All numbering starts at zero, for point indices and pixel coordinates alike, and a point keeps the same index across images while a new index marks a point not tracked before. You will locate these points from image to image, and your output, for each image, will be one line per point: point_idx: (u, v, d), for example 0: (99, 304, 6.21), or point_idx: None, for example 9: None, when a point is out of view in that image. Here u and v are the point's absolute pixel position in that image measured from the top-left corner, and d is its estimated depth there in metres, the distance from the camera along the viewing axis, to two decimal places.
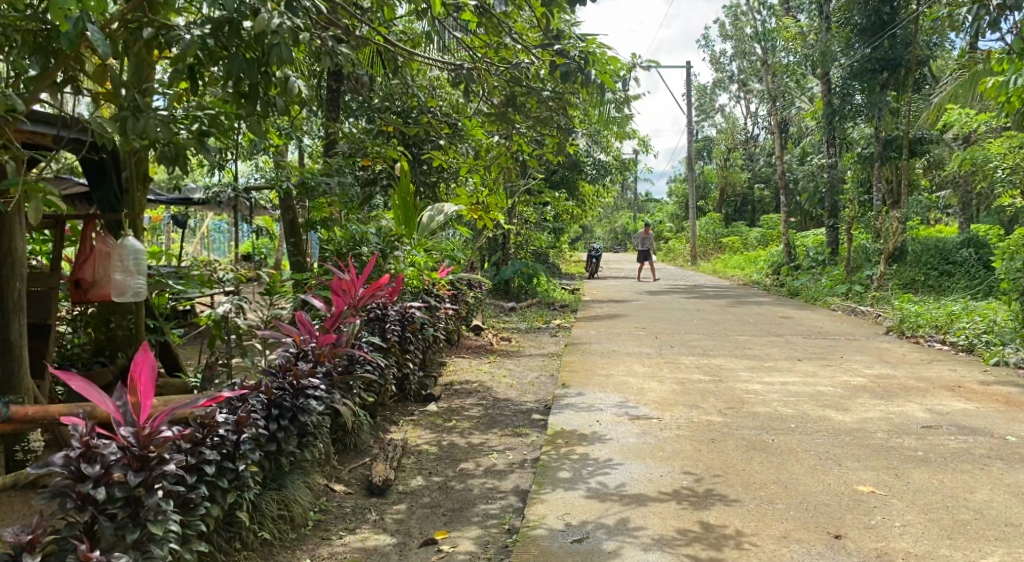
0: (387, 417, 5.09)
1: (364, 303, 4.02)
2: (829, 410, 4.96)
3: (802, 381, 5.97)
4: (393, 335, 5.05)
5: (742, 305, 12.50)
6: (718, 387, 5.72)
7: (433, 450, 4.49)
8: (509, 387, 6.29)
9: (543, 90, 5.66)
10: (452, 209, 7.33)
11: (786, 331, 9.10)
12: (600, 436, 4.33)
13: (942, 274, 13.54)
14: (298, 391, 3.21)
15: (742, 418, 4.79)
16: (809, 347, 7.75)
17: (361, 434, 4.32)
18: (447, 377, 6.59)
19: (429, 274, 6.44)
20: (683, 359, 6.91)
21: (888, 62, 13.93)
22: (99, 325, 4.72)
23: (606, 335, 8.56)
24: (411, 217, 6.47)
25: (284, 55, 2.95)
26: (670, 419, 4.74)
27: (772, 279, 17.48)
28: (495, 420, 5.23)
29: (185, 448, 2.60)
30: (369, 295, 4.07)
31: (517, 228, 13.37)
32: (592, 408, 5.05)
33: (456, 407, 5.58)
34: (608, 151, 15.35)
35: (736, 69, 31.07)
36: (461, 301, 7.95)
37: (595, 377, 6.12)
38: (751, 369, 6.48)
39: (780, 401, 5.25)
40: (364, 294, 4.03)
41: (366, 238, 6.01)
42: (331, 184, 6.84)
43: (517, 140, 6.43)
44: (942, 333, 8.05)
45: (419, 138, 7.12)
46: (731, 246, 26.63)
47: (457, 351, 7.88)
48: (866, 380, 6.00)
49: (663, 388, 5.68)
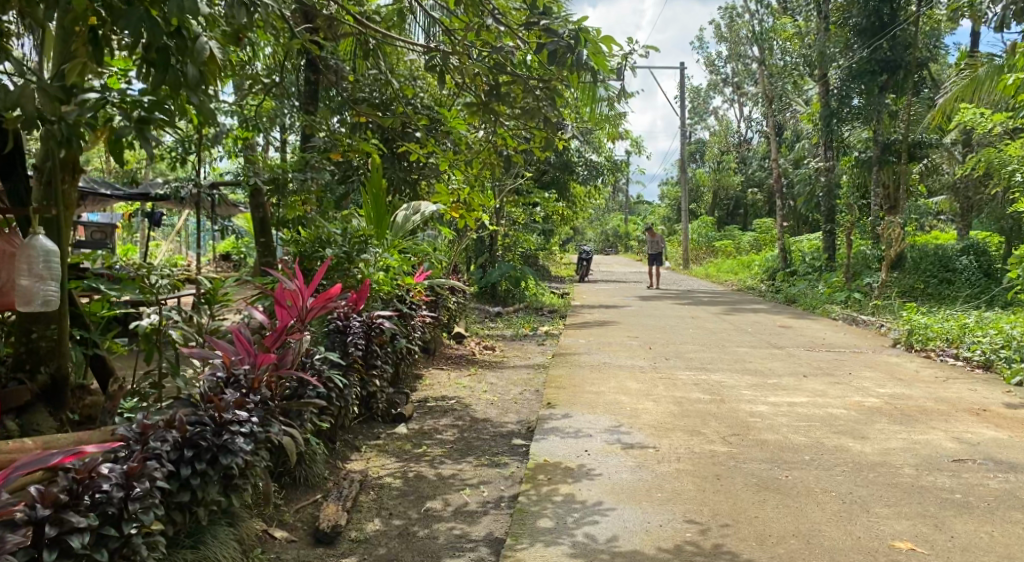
0: (348, 440, 4.54)
1: (313, 316, 3.43)
2: (846, 439, 4.41)
3: (811, 402, 5.41)
4: (356, 350, 4.45)
5: (738, 312, 11.96)
6: (719, 408, 5.16)
7: (397, 484, 3.94)
8: (488, 404, 5.72)
9: (530, 79, 5.12)
10: (430, 208, 6.78)
11: (787, 342, 8.55)
12: (588, 471, 3.79)
13: (942, 282, 13.09)
14: (225, 426, 2.64)
15: (749, 447, 4.25)
16: (814, 361, 7.20)
17: (315, 463, 3.78)
18: (422, 392, 6.01)
19: (404, 279, 5.79)
20: (679, 375, 6.36)
21: (888, 63, 13.50)
22: (18, 335, 3.95)
23: (596, 346, 7.99)
24: (382, 215, 5.89)
25: (185, 4, 2.49)
26: (667, 449, 4.19)
27: (767, 285, 16.97)
28: (471, 446, 4.67)
29: (41, 517, 2.06)
30: (322, 307, 3.48)
31: (504, 229, 12.82)
32: (579, 433, 4.50)
33: (429, 429, 5.02)
34: (600, 151, 14.77)
35: (732, 71, 30.67)
36: (440, 308, 7.42)
37: (583, 395, 5.54)
38: (753, 387, 5.93)
39: (788, 427, 4.69)
40: (314, 305, 3.45)
41: (332, 238, 5.36)
42: (305, 182, 6.36)
43: (502, 134, 5.83)
44: (955, 347, 7.51)
45: (394, 130, 6.51)
46: (723, 250, 26.17)
47: (436, 362, 7.30)
48: (880, 401, 5.44)
49: (658, 409, 5.12)
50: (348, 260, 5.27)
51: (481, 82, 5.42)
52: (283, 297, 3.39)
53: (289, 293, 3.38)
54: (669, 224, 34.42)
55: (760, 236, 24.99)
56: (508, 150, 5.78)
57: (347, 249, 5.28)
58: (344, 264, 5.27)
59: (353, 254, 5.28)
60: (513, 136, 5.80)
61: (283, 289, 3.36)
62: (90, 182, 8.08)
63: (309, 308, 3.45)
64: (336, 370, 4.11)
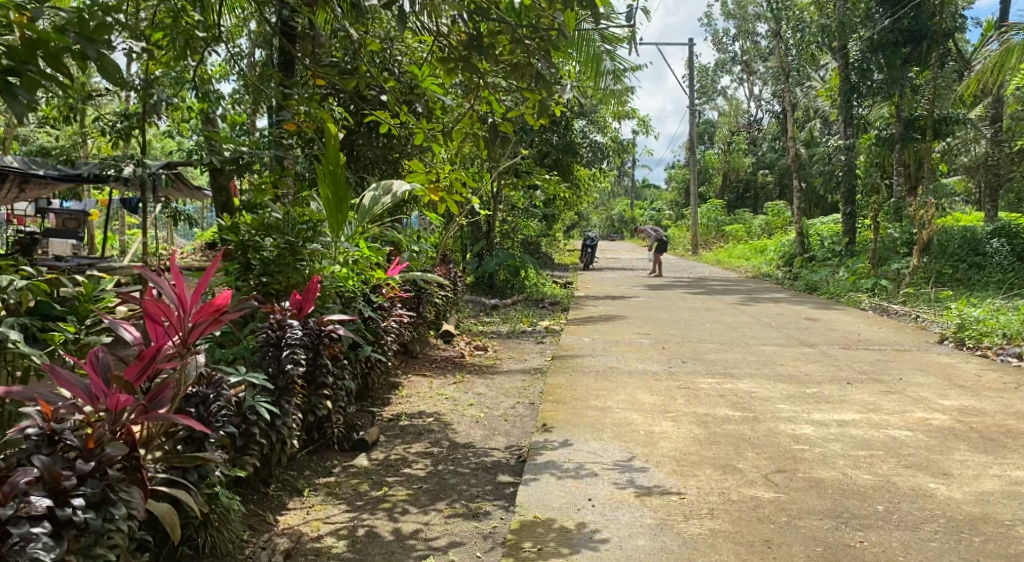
0: (288, 479, 3.60)
1: (199, 334, 2.43)
2: (925, 477, 3.44)
3: (866, 420, 4.43)
4: (294, 369, 3.41)
5: (756, 302, 10.92)
6: (754, 432, 4.19)
7: (339, 551, 2.99)
8: (473, 423, 4.76)
9: (519, 27, 4.11)
10: (403, 188, 5.61)
11: (819, 339, 7.54)
12: (593, 536, 2.84)
13: (972, 267, 12.03)
14: (11, 522, 1.88)
15: (802, 492, 3.29)
16: (855, 363, 6.22)
17: (229, 523, 2.82)
18: (394, 407, 5.05)
19: (376, 273, 4.88)
20: (701, 383, 5.38)
21: (913, 34, 12.49)
22: None
23: (601, 345, 7.00)
24: (341, 198, 4.64)
25: None
26: (695, 497, 3.22)
27: (783, 271, 15.85)
28: (445, 485, 3.69)
29: None
30: (214, 321, 2.48)
31: (501, 214, 11.80)
32: (582, 471, 3.54)
33: (396, 460, 4.06)
34: (605, 130, 13.67)
35: (742, 50, 29.52)
36: (424, 303, 6.48)
37: (586, 412, 4.57)
38: (791, 399, 4.95)
39: (846, 459, 3.71)
40: (201, 318, 2.44)
41: (280, 223, 4.20)
42: (266, 157, 5.48)
43: (486, 97, 4.78)
44: (1017, 345, 6.52)
45: (358, 95, 5.44)
46: (734, 235, 25.06)
47: (417, 368, 6.31)
48: (949, 418, 4.46)
49: (680, 434, 4.14)
50: (295, 252, 4.19)
51: (461, 31, 4.38)
52: (155, 310, 2.39)
53: (160, 305, 2.39)
54: (678, 208, 33.26)
55: (772, 219, 23.87)
56: (495, 118, 4.73)
57: (292, 237, 4.19)
58: (287, 257, 4.16)
59: (298, 244, 4.19)
60: (500, 99, 4.77)
61: (150, 300, 2.37)
62: (23, 161, 7.12)
63: (196, 323, 2.45)
64: (263, 396, 3.21)
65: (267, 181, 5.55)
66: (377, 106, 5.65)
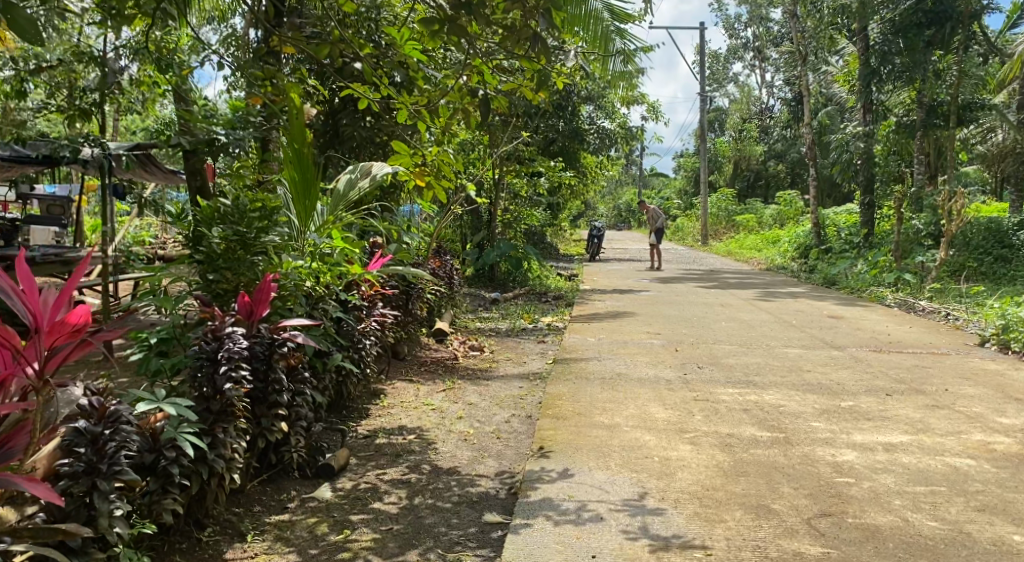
0: (229, 520, 3.00)
1: (60, 360, 1.95)
2: (1005, 526, 2.82)
3: (917, 444, 3.79)
4: (231, 388, 2.80)
5: (773, 297, 10.25)
6: (788, 459, 3.56)
7: None
8: (460, 441, 4.14)
9: None
10: (383, 171, 4.98)
11: (847, 340, 6.88)
12: None
13: (998, 259, 11.33)
14: None
15: (854, 546, 2.67)
16: (892, 370, 5.57)
17: None
18: (371, 422, 4.44)
19: (352, 268, 4.26)
20: (721, 394, 4.75)
21: (937, 16, 11.62)
22: None
23: (607, 346, 6.36)
24: (310, 181, 4.06)
25: None
26: (724, 554, 2.60)
27: (798, 264, 15.14)
28: (420, 527, 3.07)
29: None
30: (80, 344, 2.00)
31: (503, 201, 11.16)
32: (584, 513, 2.93)
33: (364, 491, 3.44)
34: (613, 115, 12.99)
35: (755, 35, 28.73)
36: (415, 301, 5.86)
37: (590, 430, 3.95)
38: (827, 416, 4.31)
39: (903, 497, 3.09)
40: (59, 342, 1.96)
41: (233, 213, 3.62)
42: (243, 139, 4.89)
43: (478, 66, 4.10)
44: None
45: (336, 65, 4.81)
46: (745, 225, 24.33)
47: (402, 373, 5.67)
48: (1015, 442, 3.82)
49: (700, 461, 3.50)
50: (252, 246, 3.63)
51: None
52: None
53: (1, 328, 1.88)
54: (687, 197, 32.49)
55: (784, 209, 23.11)
56: (487, 90, 4.05)
57: (245, 227, 3.60)
58: (237, 251, 3.59)
59: (251, 236, 3.60)
60: (494, 69, 4.08)
61: None
62: None
63: (54, 348, 1.97)
64: (190, 423, 2.62)
65: (244, 166, 4.98)
66: (356, 79, 5.03)
